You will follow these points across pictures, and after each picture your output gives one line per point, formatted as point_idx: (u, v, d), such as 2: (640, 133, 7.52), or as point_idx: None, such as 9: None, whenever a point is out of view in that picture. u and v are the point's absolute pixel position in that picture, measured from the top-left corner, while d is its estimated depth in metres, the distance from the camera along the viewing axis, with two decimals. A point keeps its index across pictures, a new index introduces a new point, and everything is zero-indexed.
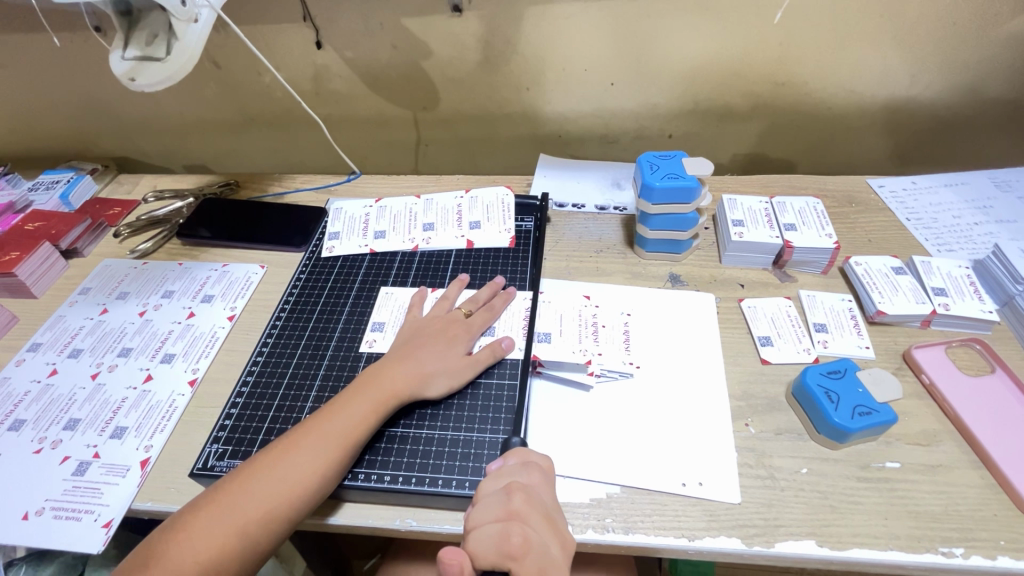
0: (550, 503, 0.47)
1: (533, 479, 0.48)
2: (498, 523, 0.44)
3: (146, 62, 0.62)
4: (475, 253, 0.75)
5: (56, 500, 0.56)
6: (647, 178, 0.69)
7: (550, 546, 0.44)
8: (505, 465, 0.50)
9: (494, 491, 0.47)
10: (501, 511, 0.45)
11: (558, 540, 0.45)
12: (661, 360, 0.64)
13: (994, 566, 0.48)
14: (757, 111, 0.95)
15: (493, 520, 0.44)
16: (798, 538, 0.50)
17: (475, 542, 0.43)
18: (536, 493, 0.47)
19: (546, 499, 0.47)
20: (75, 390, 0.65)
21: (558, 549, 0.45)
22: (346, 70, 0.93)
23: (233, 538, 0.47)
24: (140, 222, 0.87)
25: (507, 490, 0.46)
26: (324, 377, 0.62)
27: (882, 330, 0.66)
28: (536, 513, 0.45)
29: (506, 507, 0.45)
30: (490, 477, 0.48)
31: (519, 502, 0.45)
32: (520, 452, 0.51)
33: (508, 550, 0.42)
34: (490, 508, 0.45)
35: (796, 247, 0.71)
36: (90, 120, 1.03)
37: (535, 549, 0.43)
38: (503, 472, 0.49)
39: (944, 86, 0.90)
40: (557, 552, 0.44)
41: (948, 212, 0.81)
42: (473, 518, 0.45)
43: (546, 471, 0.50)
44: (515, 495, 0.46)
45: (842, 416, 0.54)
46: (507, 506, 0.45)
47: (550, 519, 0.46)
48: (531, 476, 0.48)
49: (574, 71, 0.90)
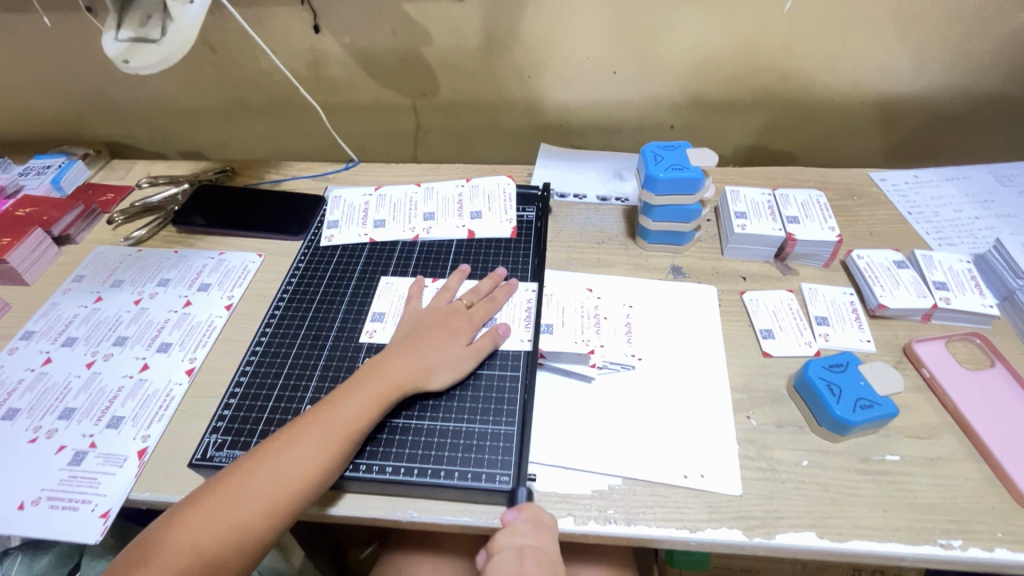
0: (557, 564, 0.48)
1: (544, 541, 0.48)
2: None
3: (141, 44, 0.61)
4: (476, 244, 0.75)
5: (52, 489, 0.55)
6: (651, 169, 0.68)
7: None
8: (516, 519, 0.48)
9: (506, 553, 0.47)
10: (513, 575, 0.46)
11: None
12: (663, 352, 0.64)
13: (992, 558, 0.48)
14: (760, 102, 0.94)
15: None
16: (798, 530, 0.50)
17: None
18: (545, 555, 0.47)
19: (554, 558, 0.48)
20: (69, 379, 0.64)
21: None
22: (344, 56, 0.91)
23: (234, 531, 0.47)
24: (135, 208, 0.85)
25: (521, 554, 0.47)
26: (324, 367, 0.62)
27: (884, 324, 0.66)
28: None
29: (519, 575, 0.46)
30: (501, 534, 0.48)
31: (531, 570, 0.46)
32: (531, 507, 0.49)
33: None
34: (502, 570, 0.46)
35: (798, 240, 0.71)
36: (81, 103, 1.01)
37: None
38: (516, 529, 0.48)
39: (948, 79, 0.90)
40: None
41: (950, 206, 0.81)
42: None
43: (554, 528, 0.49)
44: (528, 560, 0.46)
45: (844, 410, 0.54)
46: (520, 572, 0.46)
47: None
48: (542, 537, 0.48)
49: (577, 59, 0.89)
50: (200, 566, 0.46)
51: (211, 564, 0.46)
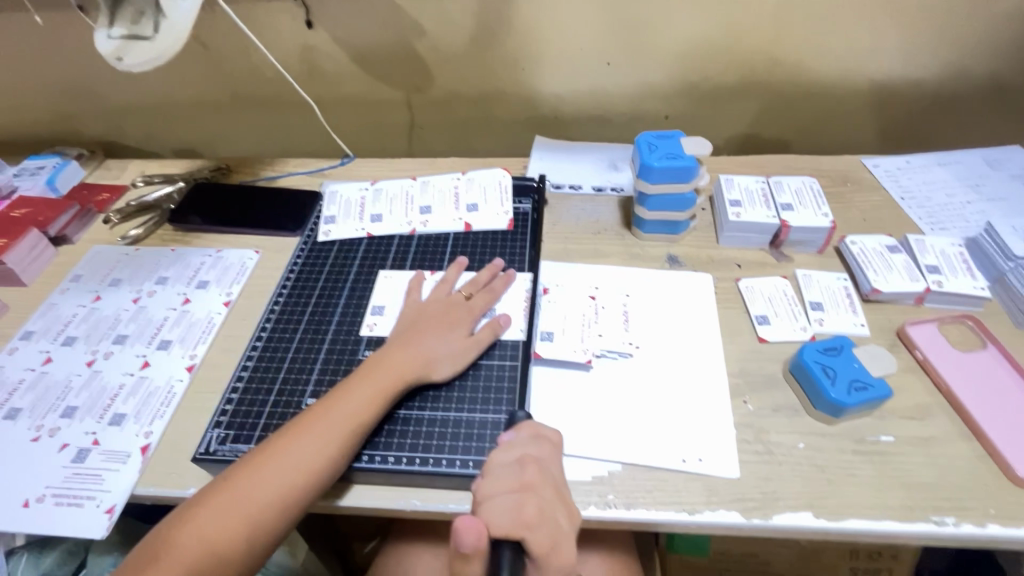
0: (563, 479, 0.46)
1: (543, 450, 0.48)
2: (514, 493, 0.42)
3: (133, 41, 0.61)
4: (473, 236, 0.75)
5: (57, 487, 0.56)
6: (645, 158, 0.69)
7: (560, 517, 0.43)
8: (515, 437, 0.48)
9: (506, 463, 0.45)
10: (515, 482, 0.43)
11: (566, 512, 0.44)
12: (659, 340, 0.65)
13: (984, 533, 0.49)
14: (753, 91, 0.94)
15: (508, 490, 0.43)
16: (795, 511, 0.51)
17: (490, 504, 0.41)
18: (548, 468, 0.46)
19: (556, 473, 0.46)
20: (70, 378, 0.64)
21: (566, 520, 0.43)
22: (337, 50, 0.91)
23: (245, 525, 0.48)
24: (131, 207, 0.85)
25: (522, 463, 0.45)
26: (324, 361, 0.62)
27: (877, 308, 0.67)
28: (547, 486, 0.44)
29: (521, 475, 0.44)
30: (499, 449, 0.47)
31: (531, 475, 0.44)
32: (530, 425, 0.50)
33: (524, 518, 0.40)
34: (502, 479, 0.43)
35: (792, 226, 0.71)
36: (73, 104, 1.01)
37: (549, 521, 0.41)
38: (512, 446, 0.47)
39: (938, 64, 0.90)
40: (564, 521, 0.43)
41: (942, 191, 0.81)
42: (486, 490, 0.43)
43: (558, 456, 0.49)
44: (528, 468, 0.45)
45: (838, 391, 0.55)
46: (521, 477, 0.44)
47: (561, 495, 0.45)
48: (542, 450, 0.48)
49: (569, 51, 0.89)
50: (212, 560, 0.46)
51: (222, 558, 0.47)
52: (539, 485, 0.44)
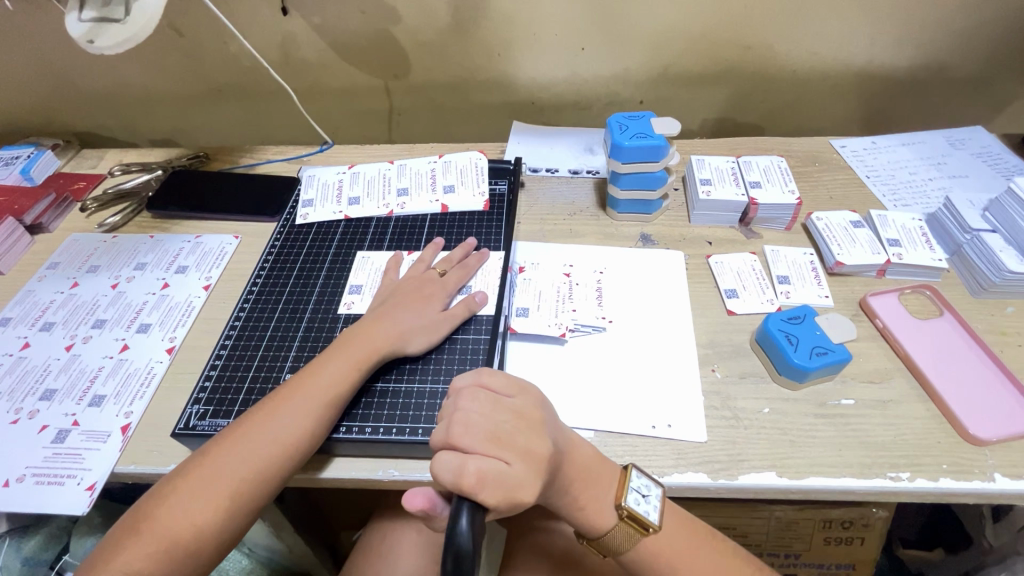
0: (500, 420, 0.44)
1: (467, 403, 0.45)
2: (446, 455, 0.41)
3: (105, 23, 0.61)
4: (450, 217, 0.76)
5: (37, 466, 0.56)
6: (616, 138, 0.70)
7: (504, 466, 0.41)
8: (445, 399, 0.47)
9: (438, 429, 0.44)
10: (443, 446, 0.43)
11: (514, 457, 0.42)
12: (631, 314, 0.66)
13: (937, 487, 0.52)
14: (725, 75, 0.96)
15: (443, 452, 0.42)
16: (758, 470, 0.53)
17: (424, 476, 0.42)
18: (475, 417, 0.44)
19: (489, 418, 0.44)
20: (49, 361, 0.65)
21: (516, 466, 0.42)
22: (313, 37, 0.91)
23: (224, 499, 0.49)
24: (108, 195, 0.85)
25: (448, 422, 0.44)
26: (302, 338, 0.63)
27: (841, 281, 0.70)
28: (476, 441, 0.43)
29: (448, 436, 0.43)
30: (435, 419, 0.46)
31: (457, 434, 0.43)
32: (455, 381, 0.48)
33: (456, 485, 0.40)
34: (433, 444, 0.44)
35: (760, 203, 0.73)
36: (47, 94, 1.00)
37: (493, 477, 0.40)
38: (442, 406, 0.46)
39: (902, 48, 0.93)
40: (511, 469, 0.41)
41: (906, 169, 0.84)
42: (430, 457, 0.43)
43: (498, 394, 0.46)
44: (454, 428, 0.43)
45: (800, 357, 0.57)
46: (447, 439, 0.43)
47: (499, 439, 0.43)
48: (466, 399, 0.45)
49: (544, 36, 0.90)
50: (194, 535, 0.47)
51: (203, 528, 0.48)
52: (468, 442, 0.42)
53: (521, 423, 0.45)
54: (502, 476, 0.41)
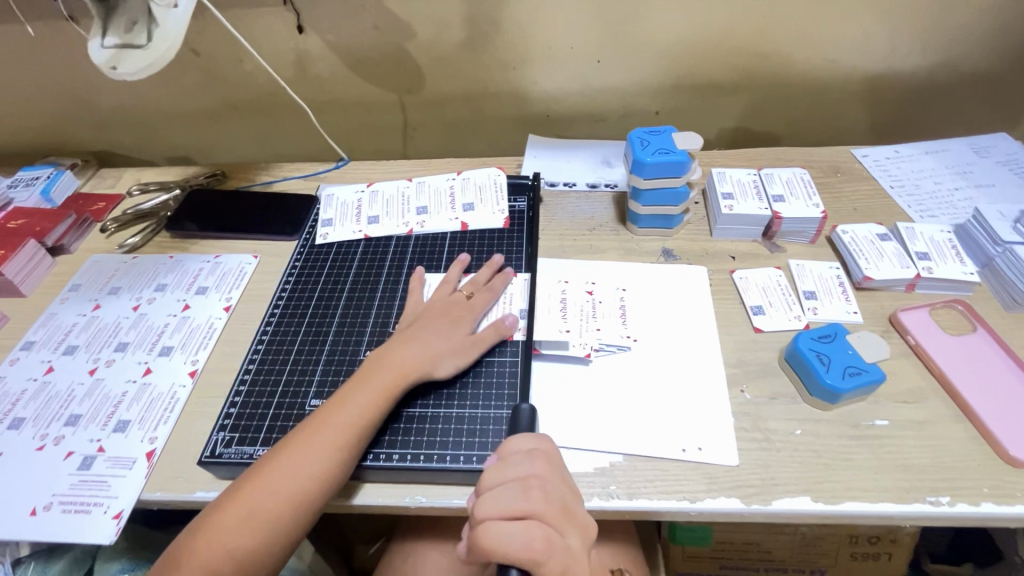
0: (567, 493, 0.44)
1: (539, 469, 0.44)
2: (517, 522, 0.41)
3: (127, 49, 0.61)
4: (469, 235, 0.76)
5: (63, 494, 0.56)
6: (638, 154, 0.69)
7: (567, 538, 0.42)
8: (507, 455, 0.46)
9: (507, 485, 0.43)
10: (518, 509, 0.41)
11: (575, 531, 0.43)
12: (656, 333, 0.66)
13: (978, 512, 0.50)
14: (743, 85, 0.95)
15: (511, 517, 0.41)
16: (793, 495, 0.52)
17: (492, 535, 0.40)
18: (549, 485, 0.43)
19: (561, 488, 0.44)
20: (73, 386, 0.65)
21: (576, 540, 0.42)
22: (329, 54, 0.91)
23: (258, 534, 0.48)
24: (127, 216, 0.85)
25: (524, 486, 0.42)
26: (326, 362, 0.63)
27: (870, 295, 0.68)
28: (552, 511, 0.42)
29: (527, 507, 0.41)
30: (491, 471, 0.44)
31: (535, 502, 0.42)
32: (523, 440, 0.47)
33: (530, 554, 0.39)
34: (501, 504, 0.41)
35: (784, 217, 0.72)
36: (66, 113, 1.01)
37: (558, 548, 0.40)
38: (508, 464, 0.45)
39: (923, 54, 0.92)
40: (575, 542, 0.42)
41: (930, 179, 0.83)
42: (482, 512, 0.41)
43: (559, 463, 0.46)
44: (532, 492, 0.42)
45: (833, 377, 0.56)
46: (523, 504, 0.41)
47: (569, 511, 0.43)
48: (537, 465, 0.45)
49: (560, 49, 0.90)
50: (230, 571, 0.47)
51: (239, 567, 0.48)
52: (544, 512, 0.42)
53: (576, 495, 0.45)
54: (563, 547, 0.41)
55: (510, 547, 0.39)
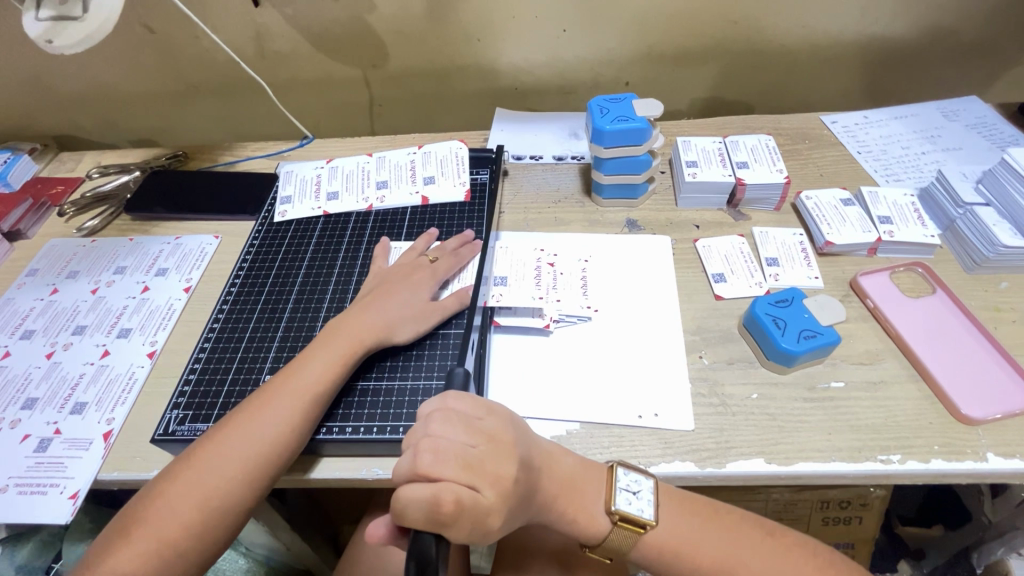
0: (471, 445, 0.42)
1: (434, 427, 0.42)
2: (414, 488, 0.39)
3: (64, 23, 0.59)
4: (430, 210, 0.75)
5: (19, 476, 0.56)
6: (598, 122, 0.68)
7: (478, 492, 0.40)
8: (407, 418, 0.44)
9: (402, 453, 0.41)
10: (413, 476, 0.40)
11: (486, 483, 0.41)
12: (618, 302, 0.65)
13: (928, 468, 0.51)
14: (712, 53, 0.94)
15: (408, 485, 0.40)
16: (747, 458, 0.52)
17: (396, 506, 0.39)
18: (444, 442, 0.41)
19: (456, 441, 0.41)
20: (30, 370, 0.64)
21: (488, 490, 0.41)
22: (287, 28, 0.89)
23: (213, 497, 0.48)
24: (86, 199, 0.84)
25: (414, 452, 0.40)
26: (282, 338, 0.62)
27: (831, 260, 0.68)
28: (450, 468, 0.40)
29: (416, 467, 0.40)
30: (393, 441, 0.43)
31: (428, 464, 0.40)
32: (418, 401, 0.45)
33: (434, 518, 0.38)
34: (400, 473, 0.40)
35: (747, 184, 0.72)
36: (21, 97, 0.98)
37: (467, 506, 0.39)
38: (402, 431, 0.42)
39: (894, 17, 0.90)
40: (485, 495, 0.40)
41: (897, 143, 0.82)
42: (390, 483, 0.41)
43: (467, 415, 0.44)
44: (423, 455, 0.40)
45: (789, 341, 0.56)
46: (416, 469, 0.40)
47: (470, 463, 0.41)
48: (433, 423, 0.42)
49: (524, 18, 0.88)
50: (183, 535, 0.47)
51: (193, 532, 0.47)
52: (441, 471, 0.40)
53: (492, 446, 0.43)
54: (474, 503, 0.40)
55: (415, 510, 0.38)
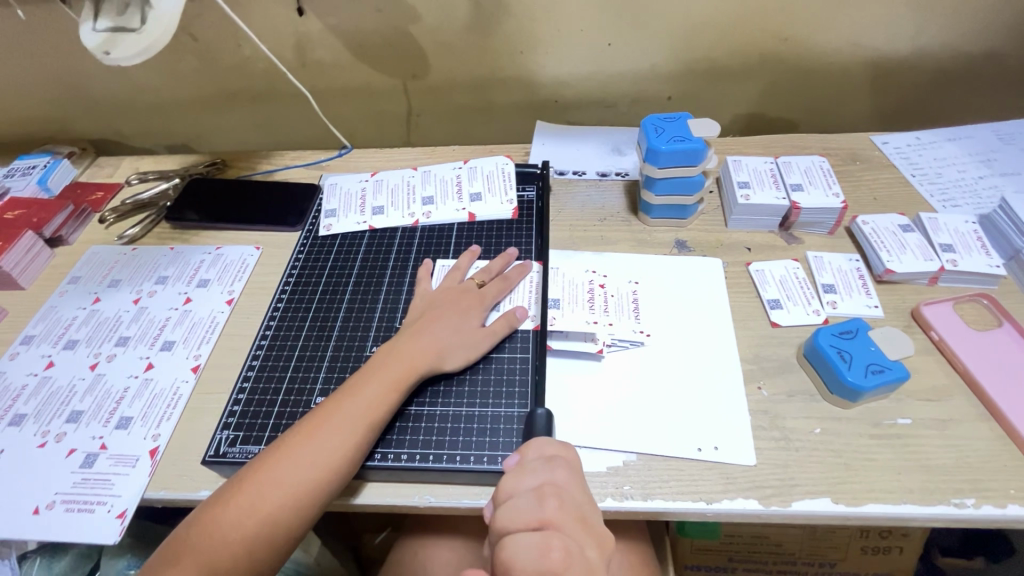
0: (586, 503, 0.43)
1: (558, 477, 0.44)
2: (535, 532, 0.39)
3: (121, 33, 0.59)
4: (477, 227, 0.74)
5: (66, 493, 0.55)
6: (653, 141, 0.67)
7: (588, 550, 0.40)
8: (525, 462, 0.46)
9: (522, 495, 0.42)
10: (534, 518, 0.40)
11: (593, 542, 0.41)
12: (671, 327, 0.64)
13: (1005, 514, 0.49)
14: (759, 69, 0.92)
15: (525, 527, 0.40)
16: (813, 497, 0.50)
17: (509, 547, 0.39)
18: (567, 493, 0.43)
19: (578, 497, 0.43)
20: (74, 381, 0.64)
21: (595, 552, 0.40)
22: (330, 38, 0.88)
23: (266, 525, 0.47)
24: (126, 206, 0.83)
25: (540, 495, 0.42)
26: (331, 359, 0.62)
27: (891, 289, 0.66)
28: (570, 519, 0.41)
29: (539, 513, 0.40)
30: (511, 477, 0.44)
31: (553, 510, 0.41)
32: (536, 448, 0.47)
33: (548, 566, 0.38)
34: (520, 513, 0.41)
35: (803, 208, 0.70)
36: (61, 100, 0.98)
37: (575, 561, 0.39)
38: (526, 471, 0.44)
39: (948, 36, 0.88)
40: (593, 555, 0.40)
41: (953, 167, 0.80)
42: (503, 523, 0.41)
43: (579, 474, 0.45)
44: (548, 500, 0.41)
45: (856, 375, 0.54)
46: (541, 513, 0.41)
47: (586, 521, 0.42)
48: (558, 473, 0.44)
49: (570, 31, 0.86)
50: (234, 561, 0.46)
51: (245, 559, 0.47)
52: (559, 522, 0.40)
53: (596, 510, 0.44)
54: (582, 559, 0.39)
55: (528, 553, 0.38)
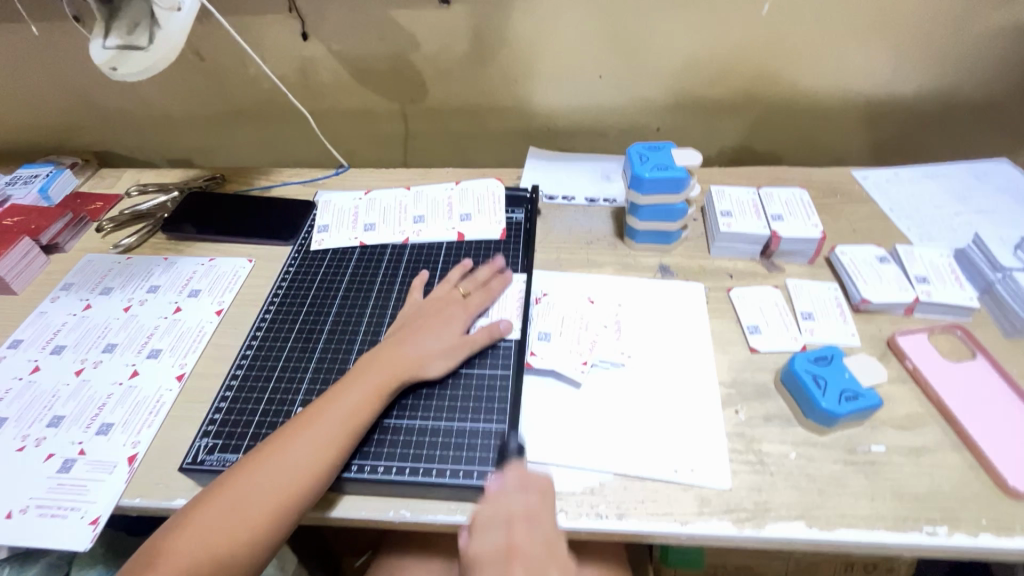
0: (548, 528, 0.50)
1: (531, 506, 0.50)
2: (496, 563, 0.48)
3: (129, 51, 0.62)
4: (466, 245, 0.76)
5: (41, 497, 0.55)
6: (636, 169, 0.70)
7: None
8: (505, 487, 0.51)
9: (491, 524, 0.50)
10: (499, 547, 0.49)
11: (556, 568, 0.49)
12: (651, 349, 0.65)
13: (976, 543, 0.49)
14: (745, 105, 0.96)
15: (492, 557, 0.48)
16: (787, 521, 0.51)
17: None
18: (536, 521, 0.50)
19: (546, 527, 0.50)
20: (58, 387, 0.64)
21: None
22: (333, 62, 0.92)
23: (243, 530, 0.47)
24: (124, 216, 0.85)
25: (507, 523, 0.49)
26: (315, 369, 0.63)
27: (867, 318, 0.68)
28: (534, 548, 0.49)
29: (506, 542, 0.49)
30: (489, 500, 0.51)
31: (518, 535, 0.49)
32: (519, 468, 0.52)
33: None
34: (489, 543, 0.49)
35: (783, 237, 0.72)
36: (69, 114, 1.01)
37: None
38: (502, 496, 0.51)
39: (926, 79, 0.92)
40: None
41: (930, 203, 0.82)
42: (473, 548, 0.49)
43: (546, 495, 0.51)
44: (515, 527, 0.49)
45: (829, 401, 0.56)
46: (507, 539, 0.49)
47: (549, 549, 0.49)
48: (531, 500, 0.51)
49: (563, 64, 0.90)
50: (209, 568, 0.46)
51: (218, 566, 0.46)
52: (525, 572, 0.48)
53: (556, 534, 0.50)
54: None
55: None
